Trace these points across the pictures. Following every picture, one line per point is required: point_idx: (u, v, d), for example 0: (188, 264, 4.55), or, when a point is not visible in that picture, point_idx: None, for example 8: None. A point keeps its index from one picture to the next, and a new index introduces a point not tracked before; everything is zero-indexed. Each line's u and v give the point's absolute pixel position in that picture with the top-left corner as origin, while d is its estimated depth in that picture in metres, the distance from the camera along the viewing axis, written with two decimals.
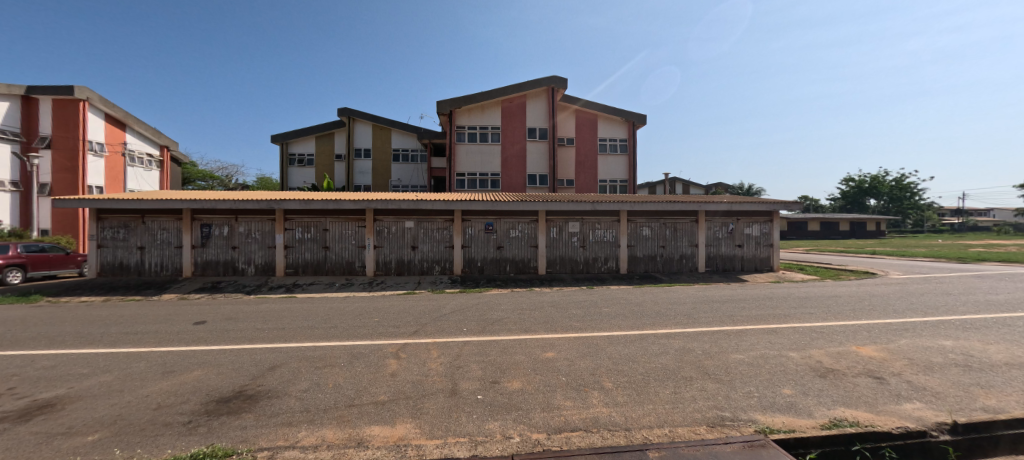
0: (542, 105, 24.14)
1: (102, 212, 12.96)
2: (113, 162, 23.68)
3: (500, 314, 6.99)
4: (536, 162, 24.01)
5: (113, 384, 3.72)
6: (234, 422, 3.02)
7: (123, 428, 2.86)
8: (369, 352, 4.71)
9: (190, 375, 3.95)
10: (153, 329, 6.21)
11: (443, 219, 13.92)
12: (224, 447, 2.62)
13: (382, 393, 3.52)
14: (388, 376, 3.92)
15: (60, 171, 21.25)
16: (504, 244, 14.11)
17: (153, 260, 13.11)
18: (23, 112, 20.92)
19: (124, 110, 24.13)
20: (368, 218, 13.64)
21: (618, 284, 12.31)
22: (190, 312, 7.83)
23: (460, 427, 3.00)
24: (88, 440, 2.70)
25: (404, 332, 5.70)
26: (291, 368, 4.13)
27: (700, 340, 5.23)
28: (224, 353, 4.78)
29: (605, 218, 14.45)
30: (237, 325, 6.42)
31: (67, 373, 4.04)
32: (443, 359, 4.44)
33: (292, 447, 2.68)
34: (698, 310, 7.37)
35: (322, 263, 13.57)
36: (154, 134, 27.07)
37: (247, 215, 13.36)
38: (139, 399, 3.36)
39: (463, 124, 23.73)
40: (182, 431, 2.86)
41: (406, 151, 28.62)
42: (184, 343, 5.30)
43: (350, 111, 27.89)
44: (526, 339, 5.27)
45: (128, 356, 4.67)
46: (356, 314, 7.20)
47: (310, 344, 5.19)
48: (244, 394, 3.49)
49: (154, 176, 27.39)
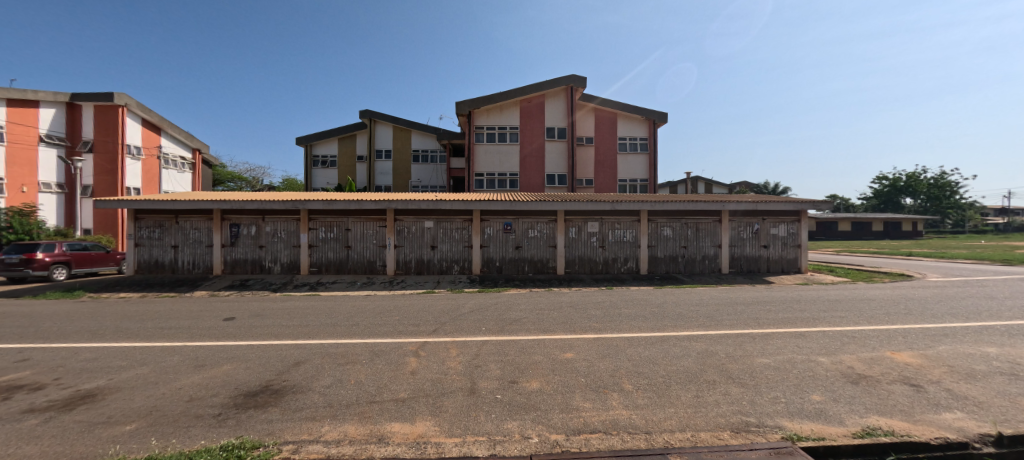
0: (561, 105, 24.01)
1: (139, 212, 13.59)
2: (149, 164, 24.84)
3: (518, 314, 6.98)
4: (555, 162, 23.93)
5: (149, 377, 3.89)
6: (262, 415, 3.13)
7: (159, 419, 2.99)
8: (390, 350, 4.77)
9: (220, 369, 4.10)
10: (186, 325, 6.46)
11: (462, 219, 14.02)
12: (253, 439, 2.83)
13: (402, 390, 3.55)
14: (409, 374, 3.94)
15: (101, 173, 22.44)
16: (522, 244, 14.11)
17: (186, 259, 13.66)
18: (67, 118, 22.14)
19: (159, 115, 25.28)
20: (389, 218, 13.85)
21: (638, 285, 12.12)
22: (220, 308, 8.11)
23: (478, 426, 3.03)
24: (126, 429, 2.84)
25: (423, 331, 5.73)
26: (315, 364, 4.22)
27: (724, 343, 5.08)
28: (251, 349, 4.92)
29: (625, 218, 14.27)
30: (263, 322, 6.62)
31: (107, 365, 4.25)
32: (462, 358, 4.44)
33: (316, 442, 2.88)
34: (723, 312, 7.17)
35: (345, 262, 13.86)
36: (187, 138, 28.29)
37: (273, 215, 13.77)
38: (173, 391, 3.51)
39: (482, 125, 23.83)
40: (213, 423, 2.98)
41: (425, 152, 28.96)
42: (213, 339, 5.49)
43: (372, 113, 28.47)
44: (545, 339, 5.23)
45: (162, 350, 4.88)
46: (377, 312, 7.34)
47: (331, 341, 5.27)
48: (271, 388, 3.58)
49: (187, 178, 28.64)
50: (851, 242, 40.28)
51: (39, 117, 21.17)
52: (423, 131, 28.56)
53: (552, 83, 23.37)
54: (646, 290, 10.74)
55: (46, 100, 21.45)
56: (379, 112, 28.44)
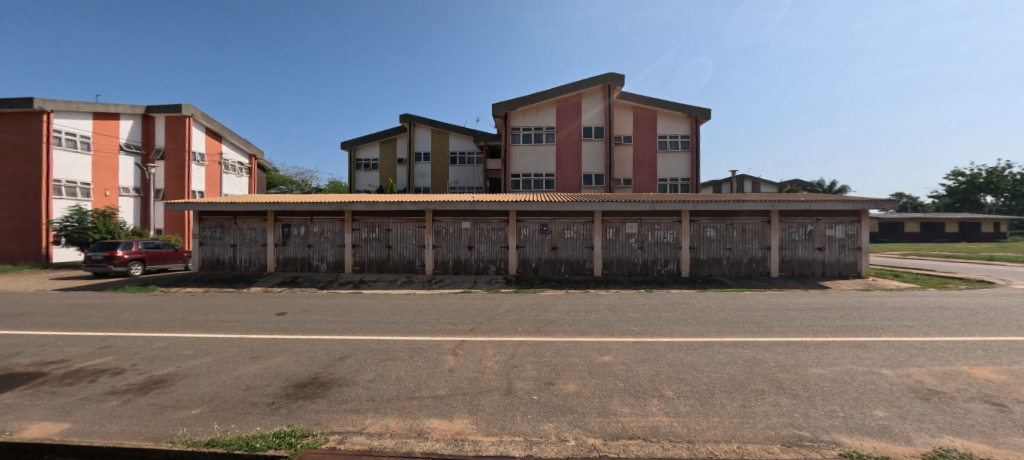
0: (597, 104, 23.64)
1: (203, 214, 14.79)
2: (211, 169, 27.02)
3: (555, 315, 6.95)
4: (591, 162, 23.63)
5: (211, 365, 4.21)
6: (310, 405, 3.30)
7: (220, 405, 3.23)
8: (428, 347, 4.89)
9: (273, 361, 4.38)
10: (243, 318, 6.97)
11: (499, 219, 14.15)
12: (302, 429, 3.01)
13: (440, 387, 3.63)
14: (447, 372, 4.01)
15: (171, 178, 24.66)
16: (558, 245, 14.04)
17: (243, 257, 14.69)
18: (143, 128, 24.46)
19: (220, 123, 27.38)
20: (428, 219, 14.21)
21: (680, 288, 11.70)
22: (273, 304, 8.68)
23: (515, 426, 3.04)
24: (192, 413, 3.09)
25: (460, 330, 5.83)
26: (358, 359, 4.40)
27: (772, 351, 4.80)
28: (301, 342, 5.21)
29: (665, 219, 13.86)
30: (311, 317, 7.01)
31: (176, 354, 4.65)
32: (499, 357, 4.47)
33: (359, 433, 3.01)
34: (772, 318, 6.78)
35: (386, 262, 14.38)
36: (244, 144, 30.49)
37: (321, 216, 14.52)
38: (232, 379, 3.79)
39: (518, 126, 23.99)
40: (267, 411, 3.18)
41: (462, 154, 29.54)
42: (268, 332, 5.88)
43: (411, 116, 29.40)
44: (582, 342, 5.16)
45: (223, 341, 5.28)
46: (416, 310, 7.57)
47: (374, 337, 5.48)
48: (318, 380, 3.78)
49: (244, 182, 30.89)
50: (920, 244, 36.74)
51: (120, 129, 23.53)
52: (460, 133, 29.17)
53: (588, 82, 23.09)
54: (685, 294, 10.34)
55: (125, 112, 23.79)
56: (418, 115, 29.29)
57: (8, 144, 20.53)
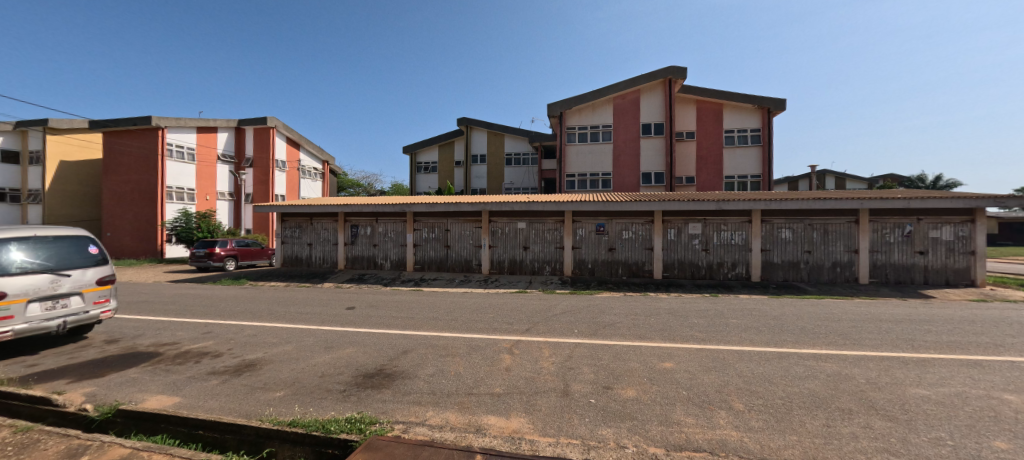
0: (657, 99, 22.72)
1: (285, 215, 16.43)
2: (291, 175, 29.82)
3: (612, 318, 6.80)
4: (649, 160, 22.76)
5: (291, 353, 4.63)
6: (377, 395, 3.51)
7: (300, 389, 3.54)
8: (485, 345, 4.99)
9: (344, 351, 4.72)
10: (318, 311, 7.64)
11: (554, 220, 14.14)
12: (370, 416, 3.20)
13: (497, 386, 3.69)
14: (503, 370, 4.07)
15: (258, 184, 27.56)
16: (615, 246, 13.72)
17: (317, 255, 16.06)
18: (236, 140, 27.58)
19: (298, 133, 30.09)
20: (485, 220, 14.57)
21: (750, 293, 10.93)
22: (343, 298, 9.42)
23: (572, 429, 3.00)
24: (276, 395, 3.41)
25: (516, 329, 5.90)
26: (419, 354, 4.60)
27: (862, 367, 4.30)
28: (368, 335, 5.56)
29: (733, 219, 13.01)
30: (376, 312, 7.49)
31: (263, 341, 5.19)
32: (555, 359, 4.45)
33: (422, 424, 3.15)
34: (860, 330, 6.10)
35: (445, 261, 14.97)
36: (318, 151, 33.31)
37: (385, 217, 15.45)
38: (310, 366, 4.14)
39: (573, 125, 23.76)
40: (340, 398, 3.43)
41: (517, 155, 29.93)
42: (340, 324, 6.38)
43: (468, 120, 30.26)
44: (641, 346, 4.98)
45: (302, 331, 5.80)
46: (473, 309, 7.80)
47: (435, 333, 5.71)
48: (384, 372, 4.00)
49: (317, 186, 33.75)
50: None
51: (219, 141, 26.70)
52: (515, 134, 29.56)
53: (647, 77, 22.27)
54: (755, 300, 9.63)
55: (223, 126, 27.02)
56: (474, 118, 30.08)
57: (133, 158, 24.07)
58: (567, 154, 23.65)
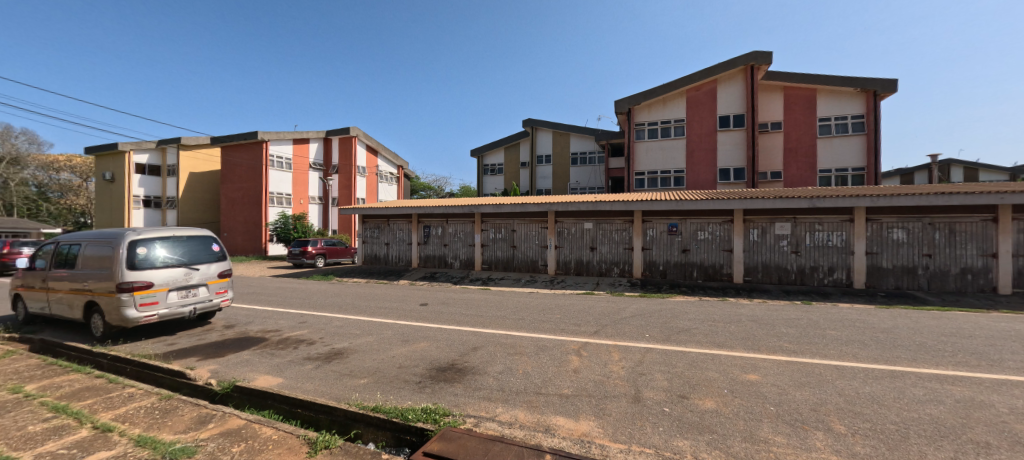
0: (736, 88, 20.62)
1: (366, 217, 18.04)
2: (371, 180, 32.38)
3: (686, 323, 6.45)
4: (729, 155, 20.68)
5: (372, 344, 5.01)
6: (451, 388, 3.67)
7: (380, 378, 3.82)
8: (553, 346, 5.00)
9: (419, 345, 5.01)
10: (394, 306, 8.26)
11: (622, 220, 13.73)
12: (444, 408, 3.36)
13: (566, 387, 3.68)
14: (572, 372, 4.04)
15: (342, 188, 30.32)
16: (689, 248, 12.97)
17: (393, 253, 17.34)
18: (325, 149, 30.70)
19: (376, 140, 32.60)
20: (551, 220, 14.60)
21: (852, 302, 9.78)
22: (416, 295, 10.08)
23: (645, 437, 2.90)
24: (361, 382, 3.71)
25: (584, 331, 5.84)
26: (488, 351, 4.73)
27: (1004, 394, 3.60)
28: (440, 331, 5.84)
29: (830, 218, 11.68)
30: (447, 309, 7.88)
31: (348, 332, 5.69)
32: (625, 363, 4.32)
33: (492, 420, 3.23)
34: (1001, 349, 5.13)
35: (511, 260, 15.25)
36: (394, 157, 35.84)
37: (455, 218, 16.17)
38: (390, 358, 4.45)
39: (642, 121, 22.38)
40: (417, 388, 3.65)
41: (584, 154, 29.64)
42: (414, 319, 6.82)
43: (534, 121, 30.52)
44: (720, 355, 4.66)
45: (381, 325, 6.27)
46: (540, 309, 7.88)
47: (503, 332, 5.85)
48: (456, 366, 4.18)
49: (393, 189, 36.30)
50: None
51: (310, 150, 29.93)
52: (581, 133, 29.33)
53: (724, 65, 20.37)
54: (856, 309, 8.55)
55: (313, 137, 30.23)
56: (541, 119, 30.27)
57: (244, 168, 28.00)
58: (635, 151, 22.42)
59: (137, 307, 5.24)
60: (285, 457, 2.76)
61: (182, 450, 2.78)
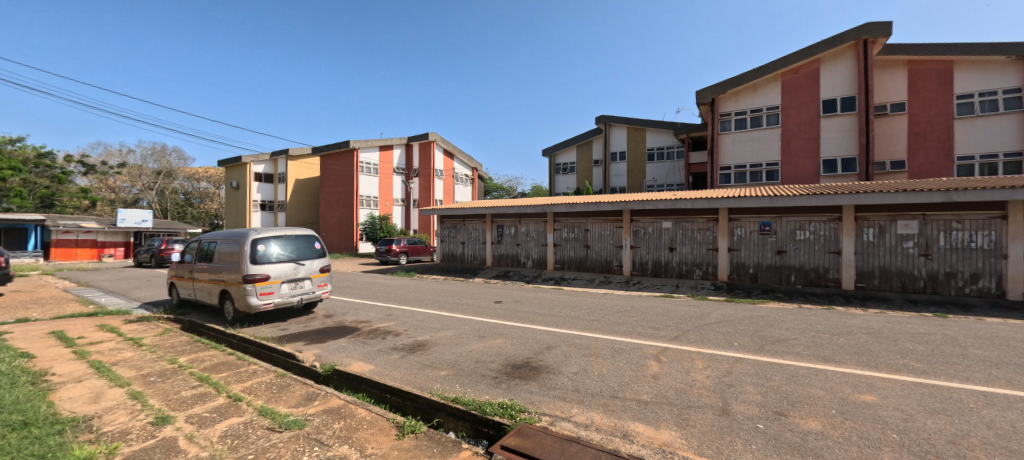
0: (847, 67, 17.63)
1: (444, 218, 19.33)
2: (448, 182, 34.27)
3: (782, 333, 5.89)
4: (835, 144, 17.73)
5: (452, 338, 5.30)
6: (525, 385, 3.74)
7: (460, 371, 4.02)
8: (630, 350, 4.87)
9: (494, 341, 5.19)
10: (471, 302, 8.69)
11: (706, 218, 12.65)
12: (519, 404, 3.43)
13: (644, 393, 3.57)
14: (650, 377, 3.90)
15: (422, 191, 32.60)
16: (785, 249, 11.49)
17: (469, 252, 18.28)
18: (408, 155, 33.34)
19: (452, 145, 34.49)
20: (626, 219, 14.01)
21: (1002, 317, 7.99)
22: (492, 293, 10.48)
23: (735, 454, 2.67)
24: (442, 373, 3.94)
25: (664, 336, 5.62)
26: (563, 351, 4.75)
27: None
28: (515, 329, 6.00)
29: (974, 213, 9.39)
30: (521, 307, 8.07)
31: (429, 325, 6.07)
32: (710, 372, 4.05)
33: (568, 420, 3.21)
34: None
35: (584, 261, 14.93)
36: (469, 160, 37.32)
37: (528, 218, 16.47)
38: (469, 352, 4.66)
39: (727, 111, 20.28)
40: (494, 383, 3.77)
41: (661, 149, 27.49)
42: (490, 316, 7.09)
43: (607, 117, 28.90)
44: (825, 370, 4.16)
45: (459, 320, 6.60)
46: (616, 311, 7.69)
47: (577, 332, 5.84)
48: (531, 364, 4.26)
49: (468, 191, 37.68)
50: None
51: (395, 157, 32.73)
52: (658, 128, 27.34)
53: (828, 43, 17.60)
54: (1004, 326, 7.08)
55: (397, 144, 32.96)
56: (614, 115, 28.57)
57: (339, 174, 31.17)
58: (722, 144, 20.36)
59: (257, 295, 6.08)
60: (377, 437, 3.02)
61: (294, 422, 3.18)
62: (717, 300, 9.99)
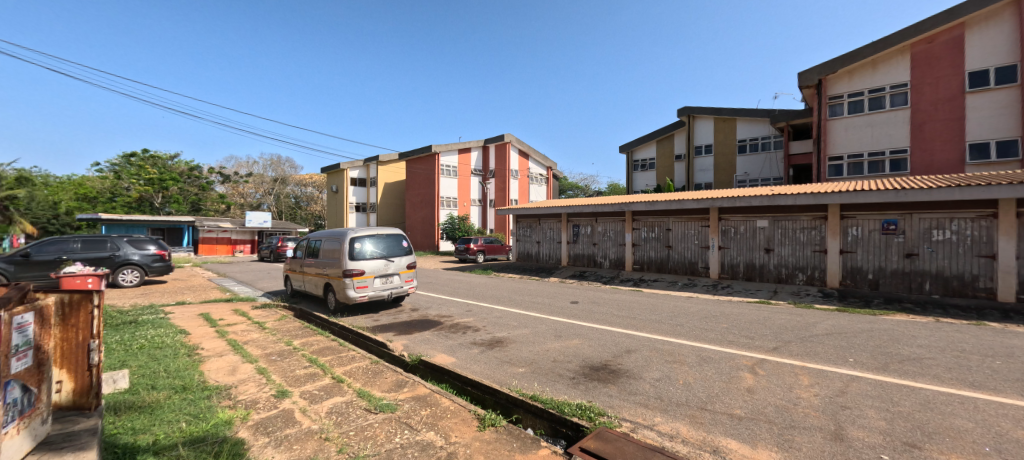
0: (1007, 27, 13.80)
1: (520, 217, 19.90)
2: (523, 182, 35.20)
3: (911, 350, 5.07)
4: (989, 125, 13.95)
5: (529, 336, 5.44)
6: (604, 389, 3.69)
7: (538, 369, 4.10)
8: (719, 359, 4.56)
9: (571, 341, 5.20)
10: (547, 301, 8.81)
11: (810, 216, 11.26)
12: (598, 408, 3.35)
13: (737, 407, 3.31)
14: (745, 391, 3.63)
15: (499, 191, 33.92)
16: (917, 252, 9.68)
17: (544, 251, 18.55)
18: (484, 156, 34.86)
19: (527, 145, 35.27)
20: (713, 218, 13.03)
21: None
22: (567, 293, 10.50)
23: None
24: (520, 371, 4.04)
25: (760, 346, 5.17)
26: (644, 356, 4.62)
27: None
28: (592, 330, 5.95)
29: None
30: (599, 308, 7.98)
31: (507, 323, 6.26)
32: (818, 390, 3.63)
33: (651, 428, 3.06)
34: None
35: (666, 262, 14.18)
36: (543, 159, 37.56)
37: (604, 217, 16.17)
38: (547, 351, 4.73)
39: (835, 94, 16.90)
40: (572, 384, 3.78)
41: (755, 140, 23.48)
42: (565, 316, 7.12)
43: (689, 108, 25.34)
44: (974, 399, 3.49)
45: (535, 318, 6.72)
46: (701, 316, 7.25)
47: (659, 337, 5.63)
48: (610, 367, 4.21)
49: (542, 190, 38.03)
50: None
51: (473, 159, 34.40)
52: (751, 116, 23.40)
53: (976, 2, 14.04)
54: None
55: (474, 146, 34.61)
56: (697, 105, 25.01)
57: (422, 177, 33.56)
58: (828, 131, 17.01)
59: (355, 288, 6.79)
60: (460, 427, 3.14)
61: (387, 405, 3.44)
62: (825, 310, 8.87)
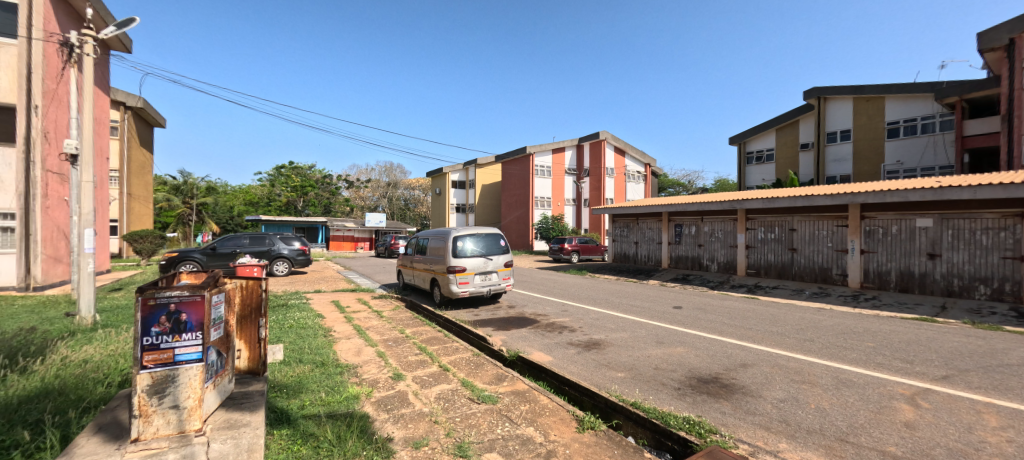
0: None
1: (617, 217, 19.49)
2: (620, 180, 34.28)
3: None
4: None
5: (629, 340, 5.31)
6: (715, 404, 3.40)
7: (639, 375, 3.97)
8: (864, 384, 3.87)
9: (675, 349, 4.91)
10: (648, 305, 8.43)
11: (998, 214, 8.87)
12: (708, 424, 3.06)
13: (891, 444, 2.75)
14: (903, 426, 3.02)
15: (595, 190, 33.61)
16: None
17: (642, 252, 17.82)
18: (579, 155, 34.89)
19: (625, 142, 34.27)
20: (853, 216, 11.11)
21: None
22: (669, 297, 9.93)
23: None
24: (619, 376, 3.95)
25: (921, 373, 4.26)
26: (763, 372, 4.17)
27: None
28: (701, 339, 5.55)
29: None
30: (706, 316, 7.40)
31: (605, 325, 6.16)
32: (1016, 437, 2.85)
33: (774, 454, 2.67)
34: None
35: (790, 267, 12.61)
36: (642, 156, 35.93)
37: (711, 216, 15.02)
38: (649, 358, 4.54)
39: None
40: (678, 395, 3.57)
41: (914, 121, 19.23)
42: (667, 321, 6.75)
43: (821, 89, 21.85)
44: None
45: (635, 323, 6.50)
46: (837, 332, 6.25)
47: (781, 352, 5.01)
48: (721, 381, 3.88)
49: (641, 188, 36.40)
50: None
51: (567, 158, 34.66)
52: (907, 91, 19.29)
53: None
54: None
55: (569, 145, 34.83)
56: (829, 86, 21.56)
57: (516, 178, 34.85)
58: None
59: (457, 284, 7.30)
60: (559, 426, 3.16)
61: (488, 397, 3.61)
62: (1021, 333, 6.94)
